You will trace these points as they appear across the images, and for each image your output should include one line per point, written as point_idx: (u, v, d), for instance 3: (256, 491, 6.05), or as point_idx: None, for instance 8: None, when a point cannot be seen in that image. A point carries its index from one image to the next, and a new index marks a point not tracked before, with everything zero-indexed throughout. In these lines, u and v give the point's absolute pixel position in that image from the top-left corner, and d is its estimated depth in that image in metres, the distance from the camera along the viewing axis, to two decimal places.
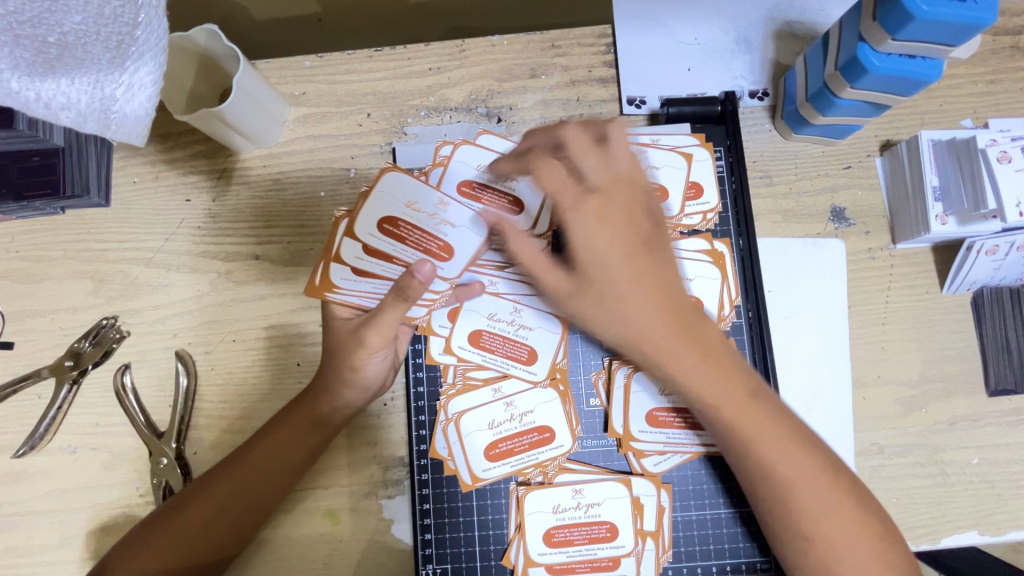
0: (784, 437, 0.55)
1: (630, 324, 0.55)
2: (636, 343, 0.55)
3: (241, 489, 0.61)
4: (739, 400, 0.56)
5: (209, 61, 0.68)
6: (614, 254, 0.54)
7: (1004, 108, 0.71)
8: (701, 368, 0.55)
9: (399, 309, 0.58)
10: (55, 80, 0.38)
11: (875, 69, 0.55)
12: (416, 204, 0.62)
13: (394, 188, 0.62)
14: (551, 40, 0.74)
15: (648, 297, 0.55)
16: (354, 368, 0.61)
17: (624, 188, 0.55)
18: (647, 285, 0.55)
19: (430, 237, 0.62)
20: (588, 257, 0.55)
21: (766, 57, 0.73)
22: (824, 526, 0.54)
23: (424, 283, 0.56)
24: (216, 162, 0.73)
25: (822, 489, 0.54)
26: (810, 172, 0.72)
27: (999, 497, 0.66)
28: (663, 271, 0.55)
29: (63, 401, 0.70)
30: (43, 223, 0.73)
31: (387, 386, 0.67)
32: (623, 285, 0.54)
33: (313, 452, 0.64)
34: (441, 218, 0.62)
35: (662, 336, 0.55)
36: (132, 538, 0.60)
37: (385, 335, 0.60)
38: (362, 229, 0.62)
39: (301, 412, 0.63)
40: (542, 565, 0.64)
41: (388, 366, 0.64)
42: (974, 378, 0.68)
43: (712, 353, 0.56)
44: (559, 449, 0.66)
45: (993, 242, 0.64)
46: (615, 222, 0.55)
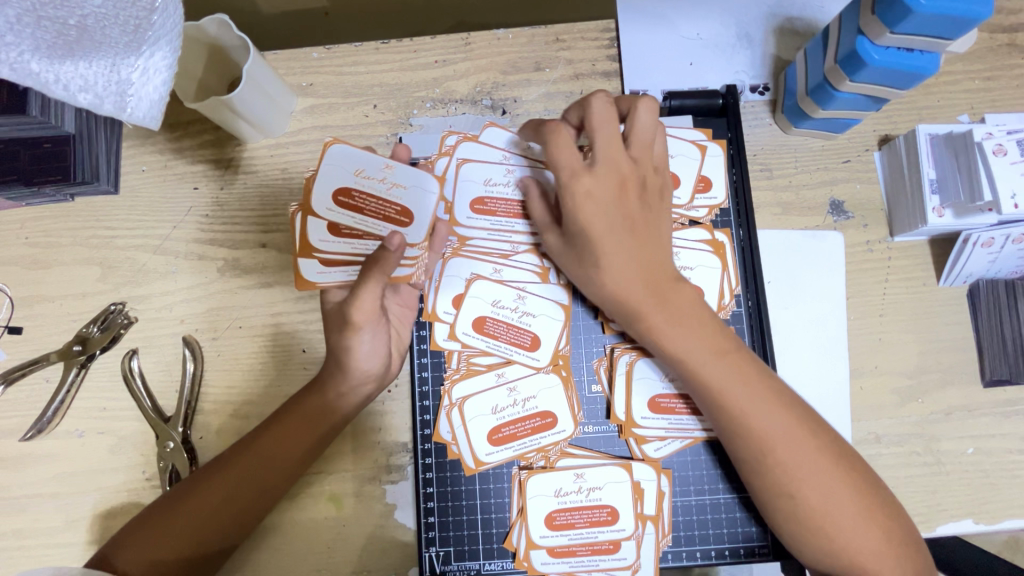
0: (769, 402, 0.56)
1: (614, 284, 0.60)
2: (621, 303, 0.60)
3: (247, 473, 0.62)
4: (722, 365, 0.57)
5: (220, 52, 0.69)
6: (602, 220, 0.59)
7: (1001, 105, 0.72)
8: (683, 333, 0.58)
9: (377, 281, 0.57)
10: (74, 63, 0.39)
11: (873, 62, 0.56)
12: (363, 170, 0.64)
13: (338, 159, 0.64)
14: (555, 34, 0.75)
15: (625, 263, 0.59)
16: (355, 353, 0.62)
17: (614, 158, 0.60)
18: (630, 252, 0.60)
19: (387, 203, 0.64)
20: (581, 220, 0.59)
21: (767, 52, 0.74)
22: (815, 494, 0.54)
23: (398, 253, 0.58)
24: (224, 152, 0.74)
25: (811, 453, 0.55)
26: (810, 165, 0.73)
27: (993, 486, 0.67)
28: (647, 240, 0.60)
29: (71, 384, 0.70)
30: (53, 210, 0.74)
31: (389, 373, 0.67)
32: (607, 246, 0.59)
33: (320, 438, 0.64)
34: (391, 181, 0.64)
35: (642, 301, 0.59)
36: (140, 522, 0.60)
37: (369, 313, 0.59)
38: (317, 216, 0.63)
39: (310, 399, 0.64)
40: (544, 548, 0.65)
41: (381, 348, 0.64)
42: (969, 369, 0.69)
43: (694, 319, 0.59)
44: (562, 434, 0.67)
45: (989, 235, 0.65)
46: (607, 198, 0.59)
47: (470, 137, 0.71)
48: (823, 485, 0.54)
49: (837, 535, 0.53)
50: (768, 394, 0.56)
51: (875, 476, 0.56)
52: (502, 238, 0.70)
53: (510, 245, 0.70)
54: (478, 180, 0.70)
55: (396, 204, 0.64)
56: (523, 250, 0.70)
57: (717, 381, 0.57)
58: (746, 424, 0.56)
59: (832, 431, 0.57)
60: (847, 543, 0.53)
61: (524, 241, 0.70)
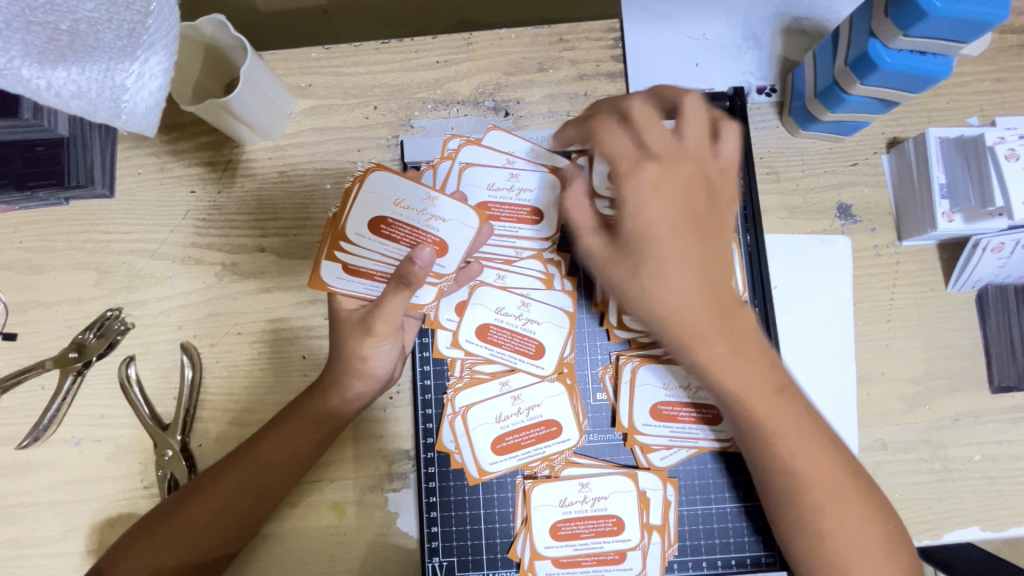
0: (800, 428, 0.54)
1: (666, 304, 0.50)
2: (669, 325, 0.51)
3: (249, 481, 0.61)
4: (767, 384, 0.52)
5: (216, 52, 0.68)
6: (655, 218, 0.51)
7: (1011, 107, 0.71)
8: (744, 368, 0.51)
9: (403, 297, 0.57)
10: (66, 68, 0.37)
11: (885, 66, 0.55)
12: (404, 201, 0.62)
13: (381, 185, 0.61)
14: (559, 34, 0.74)
15: (694, 274, 0.50)
16: (358, 361, 0.61)
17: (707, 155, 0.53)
18: (695, 263, 0.50)
19: (421, 232, 0.62)
20: (636, 229, 0.51)
21: (774, 53, 0.73)
22: (833, 524, 0.53)
23: (425, 269, 0.55)
24: (221, 154, 0.73)
25: (838, 489, 0.54)
26: (817, 169, 0.72)
27: (1001, 493, 0.66)
28: (709, 256, 0.51)
29: (67, 392, 0.69)
30: (47, 214, 0.72)
31: (394, 377, 0.66)
32: (649, 259, 0.51)
33: (320, 444, 0.63)
34: (431, 214, 0.62)
35: (698, 322, 0.50)
36: (141, 529, 0.60)
37: (392, 323, 0.59)
38: (364, 209, 0.61)
39: (309, 404, 0.63)
40: (548, 558, 0.64)
41: (394, 354, 0.63)
42: (977, 376, 0.68)
43: (757, 359, 0.52)
44: (566, 444, 0.66)
45: (999, 240, 0.64)
46: (671, 201, 0.51)
47: (472, 141, 0.70)
48: (828, 500, 0.54)
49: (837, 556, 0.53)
50: (815, 433, 0.54)
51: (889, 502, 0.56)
52: (506, 245, 0.69)
53: (514, 252, 0.69)
54: (481, 187, 0.69)
55: (432, 235, 0.62)
56: (527, 256, 0.69)
57: (772, 400, 0.53)
58: (771, 440, 0.54)
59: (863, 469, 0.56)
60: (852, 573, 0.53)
61: (528, 246, 0.69)
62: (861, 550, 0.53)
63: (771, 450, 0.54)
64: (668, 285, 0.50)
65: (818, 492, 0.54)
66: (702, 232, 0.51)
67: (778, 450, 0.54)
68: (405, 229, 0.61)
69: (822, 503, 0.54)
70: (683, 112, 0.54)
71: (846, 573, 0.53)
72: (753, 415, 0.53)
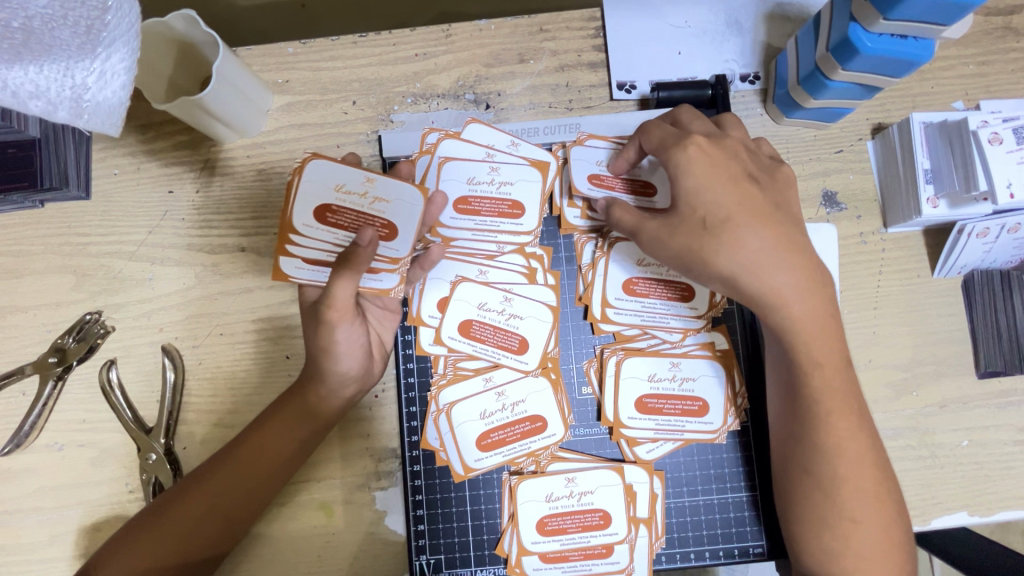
0: (848, 392, 0.57)
1: (743, 259, 0.55)
2: (745, 285, 0.56)
3: (232, 483, 0.60)
4: (829, 354, 0.56)
5: (189, 48, 0.66)
6: (721, 191, 0.56)
7: (996, 90, 0.70)
8: (825, 337, 0.56)
9: (353, 280, 0.56)
10: (23, 67, 0.36)
11: (865, 50, 0.54)
12: (344, 187, 0.61)
13: (319, 175, 0.61)
14: (539, 24, 0.73)
15: (772, 233, 0.56)
16: (334, 356, 0.60)
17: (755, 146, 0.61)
18: (783, 233, 0.56)
19: (369, 217, 0.61)
20: (694, 199, 0.57)
21: (757, 39, 0.72)
22: (852, 501, 0.55)
23: (371, 248, 0.55)
24: (199, 153, 0.72)
25: (861, 466, 0.55)
26: (802, 156, 0.71)
27: (988, 478, 0.66)
28: (788, 230, 0.57)
29: (48, 398, 0.68)
30: (23, 217, 0.71)
31: (370, 376, 0.65)
32: (729, 219, 0.56)
33: (305, 443, 0.63)
34: (373, 196, 0.61)
35: (778, 282, 0.55)
36: (125, 532, 0.59)
37: (345, 310, 0.58)
38: (306, 199, 0.61)
39: (292, 403, 0.62)
40: (536, 553, 0.64)
41: (362, 349, 0.62)
42: (964, 361, 0.68)
43: (822, 326, 0.56)
44: (552, 439, 0.65)
45: (984, 225, 0.63)
46: (725, 174, 0.57)
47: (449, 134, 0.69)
48: (861, 471, 0.55)
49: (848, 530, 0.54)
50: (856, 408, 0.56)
51: (896, 488, 0.57)
52: (487, 240, 0.68)
53: (495, 246, 0.68)
54: (461, 180, 0.68)
55: (381, 219, 0.61)
56: (508, 251, 0.68)
57: (819, 354, 0.56)
58: (820, 403, 0.56)
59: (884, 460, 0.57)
60: (855, 554, 0.54)
61: (508, 240, 0.68)
62: (874, 528, 0.54)
63: (818, 421, 0.56)
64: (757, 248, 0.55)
65: (849, 464, 0.55)
66: (782, 203, 0.58)
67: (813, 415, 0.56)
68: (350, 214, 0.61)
69: (853, 476, 0.55)
70: (726, 121, 0.62)
71: (848, 550, 0.54)
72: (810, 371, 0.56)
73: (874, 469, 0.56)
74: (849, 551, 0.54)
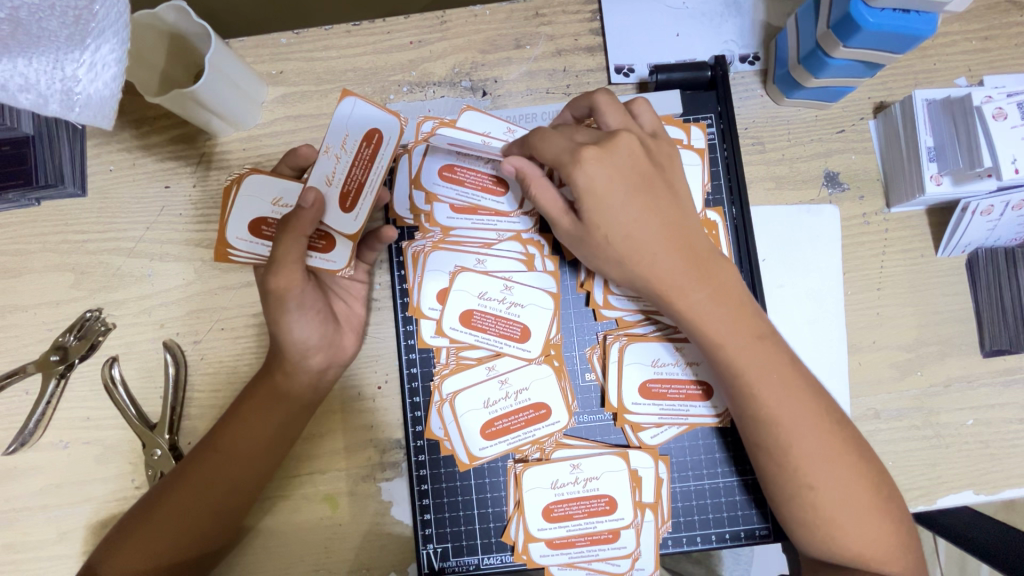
0: (773, 360, 0.56)
1: (639, 260, 0.56)
2: (642, 267, 0.56)
3: (215, 473, 0.59)
4: (747, 331, 0.56)
5: (180, 39, 0.65)
6: (618, 194, 0.55)
7: (999, 66, 0.69)
8: (712, 306, 0.56)
9: (299, 245, 0.57)
10: (12, 60, 0.36)
11: (868, 26, 0.53)
12: (281, 201, 0.63)
13: (253, 190, 0.63)
14: (535, 8, 0.71)
15: (663, 227, 0.56)
16: (292, 325, 0.60)
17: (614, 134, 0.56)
18: (654, 220, 0.56)
19: None
20: (592, 190, 0.54)
21: (757, 19, 0.71)
22: (816, 471, 0.54)
23: (314, 210, 0.56)
24: (194, 147, 0.71)
25: (818, 437, 0.54)
26: (803, 137, 0.70)
27: (993, 457, 0.66)
28: (624, 224, 0.55)
29: (51, 396, 0.68)
30: (19, 215, 0.71)
31: (344, 350, 0.65)
32: (615, 224, 0.55)
33: (284, 426, 0.62)
34: None
35: (672, 261, 0.56)
36: (117, 533, 0.58)
37: (292, 276, 0.57)
38: (243, 213, 0.62)
39: (264, 386, 0.62)
40: (542, 540, 0.64)
41: (319, 321, 0.62)
42: (969, 340, 0.68)
43: (726, 294, 0.56)
44: (555, 426, 0.65)
45: (989, 202, 0.63)
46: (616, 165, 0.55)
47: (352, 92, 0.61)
48: (823, 450, 0.54)
49: (817, 498, 0.54)
50: (797, 378, 0.56)
51: (869, 449, 0.56)
52: (486, 229, 0.68)
53: (494, 236, 0.68)
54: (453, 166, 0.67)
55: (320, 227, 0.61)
56: (506, 238, 0.67)
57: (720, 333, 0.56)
58: (744, 372, 0.55)
59: (857, 433, 0.57)
60: (833, 520, 0.54)
61: (505, 228, 0.68)
62: (843, 494, 0.54)
63: (748, 395, 0.56)
64: (647, 248, 0.56)
65: (806, 441, 0.54)
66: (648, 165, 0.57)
67: (744, 397, 0.56)
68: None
69: (805, 448, 0.54)
70: (600, 102, 0.59)
71: (826, 517, 0.54)
72: (732, 357, 0.56)
73: (838, 443, 0.55)
74: (823, 514, 0.54)
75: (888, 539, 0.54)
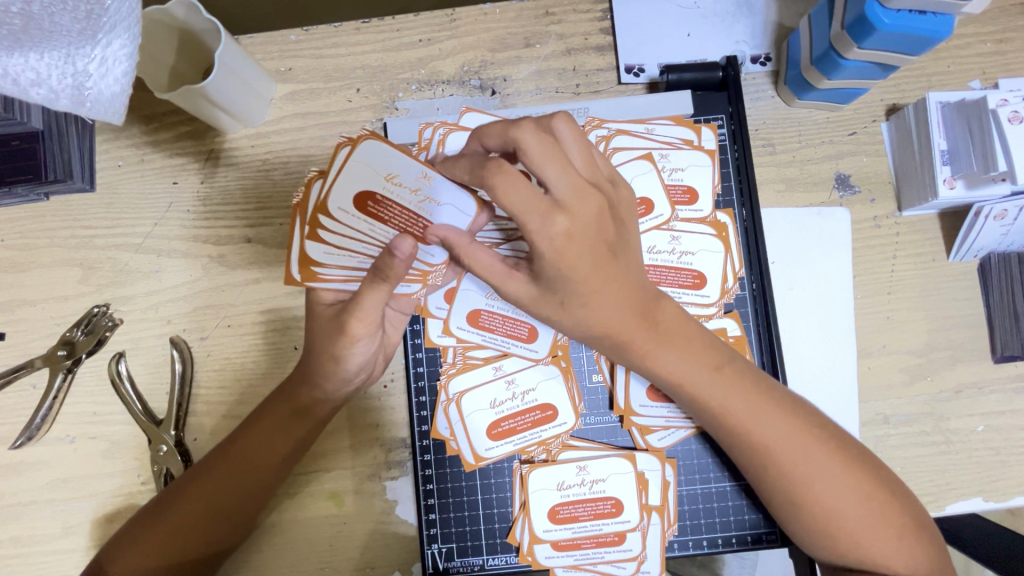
0: (742, 389, 0.55)
1: (597, 326, 0.53)
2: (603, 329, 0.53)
3: (230, 483, 0.59)
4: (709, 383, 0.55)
5: (190, 36, 0.65)
6: (584, 267, 0.48)
7: (1014, 68, 0.69)
8: (670, 360, 0.55)
9: (382, 293, 0.51)
10: (23, 55, 0.36)
11: (883, 27, 0.52)
12: (396, 178, 0.47)
13: (373, 158, 0.46)
14: (545, 7, 0.71)
15: (619, 290, 0.51)
16: (346, 360, 0.57)
17: (576, 197, 0.46)
18: (611, 286, 0.51)
19: (414, 219, 0.49)
20: (551, 269, 0.48)
21: (769, 20, 0.70)
22: (802, 472, 0.54)
23: (406, 263, 0.47)
24: (203, 143, 0.71)
25: (799, 443, 0.54)
26: (814, 139, 0.70)
27: (1003, 463, 0.66)
28: (592, 287, 0.49)
29: (58, 390, 0.68)
30: (28, 210, 0.71)
31: (372, 377, 0.64)
32: (577, 299, 0.50)
33: (301, 441, 0.62)
34: (424, 195, 0.48)
35: (626, 320, 0.53)
36: (127, 533, 0.58)
37: (369, 323, 0.54)
38: (343, 184, 0.46)
39: (284, 402, 0.60)
40: (548, 541, 0.64)
41: (370, 355, 0.59)
42: (979, 346, 0.67)
43: (682, 336, 0.55)
44: (562, 427, 0.65)
45: (1002, 207, 0.62)
46: (587, 235, 0.47)
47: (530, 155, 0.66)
48: (802, 453, 0.54)
49: (808, 494, 0.54)
50: (764, 401, 0.55)
51: (854, 438, 0.57)
52: None
53: None
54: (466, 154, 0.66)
55: (421, 220, 0.49)
56: None
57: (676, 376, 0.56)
58: (713, 405, 0.56)
59: (850, 438, 0.57)
60: (829, 516, 0.54)
61: None
62: (834, 492, 0.53)
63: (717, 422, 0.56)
64: (597, 311, 0.51)
65: (782, 446, 0.54)
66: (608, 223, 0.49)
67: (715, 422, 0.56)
68: (394, 208, 0.48)
69: (785, 455, 0.54)
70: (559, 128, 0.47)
71: (820, 514, 0.54)
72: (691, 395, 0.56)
73: (818, 443, 0.54)
74: (817, 514, 0.54)
75: (893, 532, 0.53)
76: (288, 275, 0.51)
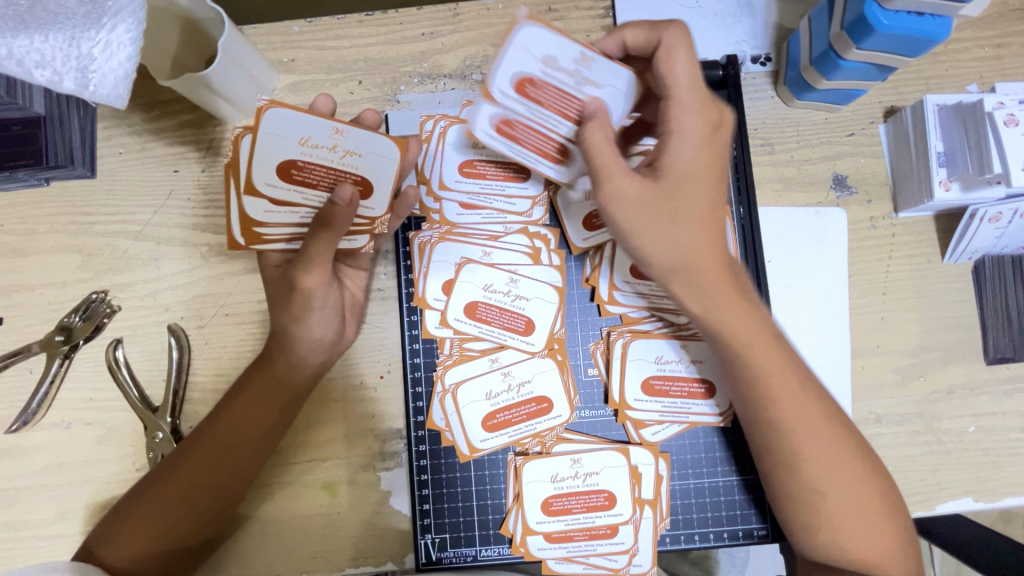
0: (785, 366, 0.56)
1: (690, 248, 0.52)
2: (696, 255, 0.52)
3: (211, 461, 0.59)
4: (772, 347, 0.55)
5: (194, 26, 0.66)
6: (699, 181, 0.51)
7: (1011, 74, 0.69)
8: (736, 311, 0.54)
9: (330, 242, 0.54)
10: (28, 36, 0.36)
11: (882, 28, 0.53)
12: (310, 140, 0.55)
13: (277, 126, 0.55)
14: (547, 3, 0.71)
15: (716, 217, 0.52)
16: (309, 321, 0.59)
17: (715, 108, 0.52)
18: (713, 209, 0.52)
19: (339, 174, 0.56)
20: (678, 163, 0.51)
21: (769, 20, 0.71)
22: (826, 476, 0.54)
23: (350, 208, 0.52)
24: (204, 132, 0.71)
25: (827, 447, 0.54)
26: (812, 139, 0.70)
27: (994, 465, 0.66)
28: (700, 202, 0.51)
29: (55, 375, 0.69)
30: (28, 195, 0.71)
31: (343, 337, 0.64)
32: (686, 208, 0.51)
33: (280, 415, 0.62)
34: (344, 150, 0.56)
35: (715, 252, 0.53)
36: (113, 517, 0.58)
37: (320, 271, 0.56)
38: (266, 155, 0.55)
39: (261, 376, 0.61)
40: (540, 533, 0.64)
41: (333, 316, 0.61)
42: (972, 347, 0.68)
43: (751, 299, 0.56)
44: (557, 420, 0.66)
45: (997, 209, 0.63)
46: (718, 142, 0.52)
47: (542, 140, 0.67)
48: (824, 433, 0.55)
49: (822, 500, 0.54)
50: (812, 392, 0.56)
51: (881, 460, 0.57)
52: (494, 222, 0.68)
53: (501, 228, 0.68)
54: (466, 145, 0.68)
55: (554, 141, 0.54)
56: (512, 231, 0.68)
57: (745, 335, 0.55)
58: (768, 370, 0.55)
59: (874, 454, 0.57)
60: (838, 526, 0.54)
61: (512, 221, 0.68)
62: (849, 502, 0.54)
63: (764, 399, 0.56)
64: (693, 232, 0.52)
65: (814, 448, 0.54)
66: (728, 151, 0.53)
67: (763, 397, 0.55)
68: (528, 130, 0.53)
69: (815, 457, 0.54)
70: None
71: (829, 523, 0.54)
72: (750, 355, 0.55)
73: (844, 454, 0.55)
74: (828, 522, 0.54)
75: (892, 548, 0.54)
76: (233, 239, 0.58)
